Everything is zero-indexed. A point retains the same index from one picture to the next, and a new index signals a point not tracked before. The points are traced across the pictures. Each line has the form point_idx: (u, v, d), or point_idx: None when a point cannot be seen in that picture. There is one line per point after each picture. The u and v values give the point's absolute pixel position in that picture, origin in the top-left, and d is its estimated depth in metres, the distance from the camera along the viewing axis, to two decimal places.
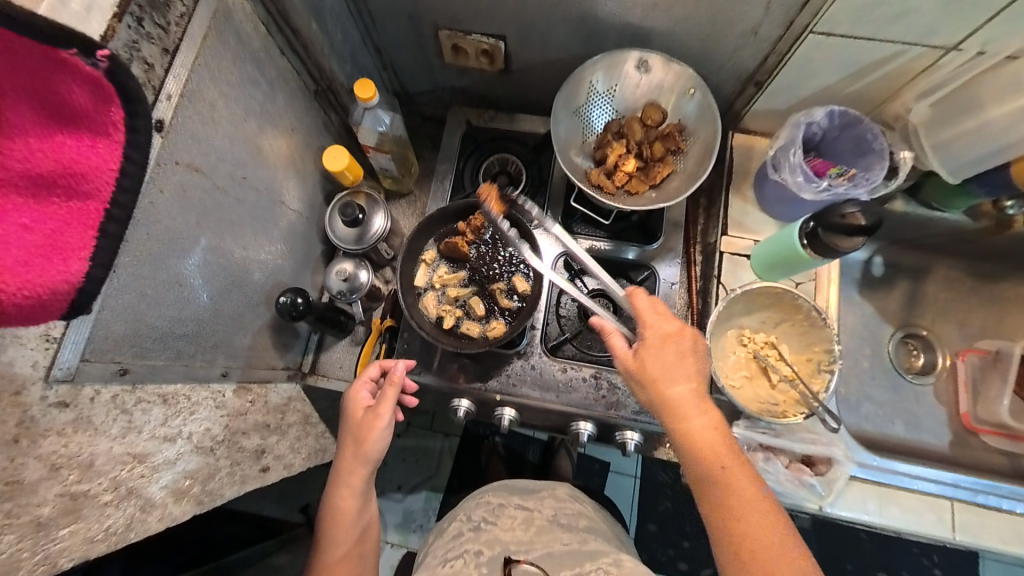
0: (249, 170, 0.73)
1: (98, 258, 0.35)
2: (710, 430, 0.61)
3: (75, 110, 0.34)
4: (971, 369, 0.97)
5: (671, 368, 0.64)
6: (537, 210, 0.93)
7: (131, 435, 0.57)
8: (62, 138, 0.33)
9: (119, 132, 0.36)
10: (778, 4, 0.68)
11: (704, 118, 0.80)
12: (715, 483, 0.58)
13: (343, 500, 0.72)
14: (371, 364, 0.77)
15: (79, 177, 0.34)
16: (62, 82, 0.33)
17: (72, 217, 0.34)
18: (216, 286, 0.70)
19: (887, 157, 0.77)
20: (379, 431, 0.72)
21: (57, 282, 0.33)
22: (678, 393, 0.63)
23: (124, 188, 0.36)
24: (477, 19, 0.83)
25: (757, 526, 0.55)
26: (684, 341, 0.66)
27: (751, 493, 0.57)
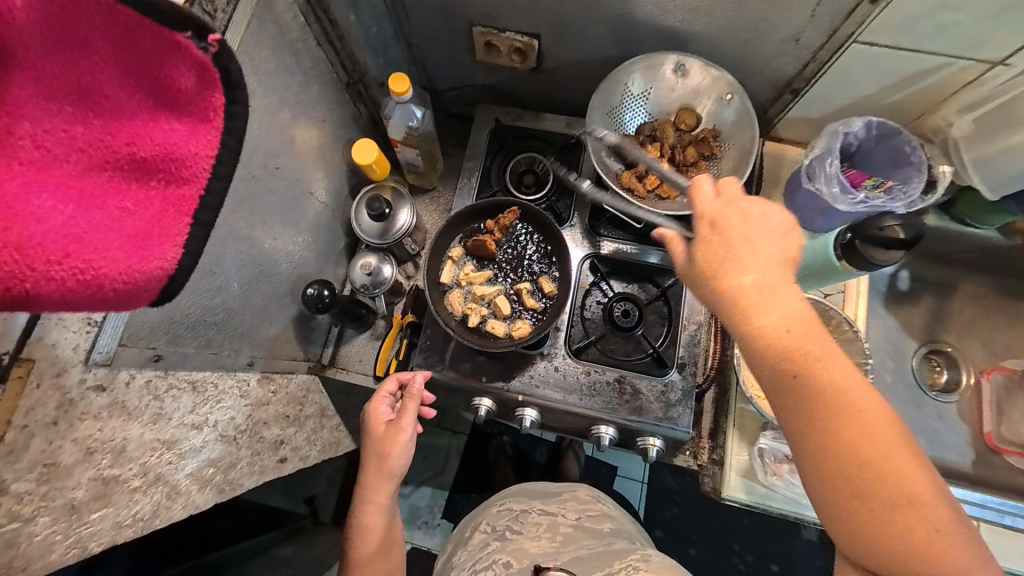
0: (281, 160, 0.73)
1: (191, 246, 0.34)
2: (817, 349, 0.47)
3: (179, 95, 0.33)
4: (994, 389, 0.96)
5: (746, 267, 0.51)
6: (564, 210, 0.93)
7: (161, 422, 0.57)
8: (164, 123, 0.33)
9: (218, 118, 0.34)
10: (823, 12, 0.67)
11: (740, 124, 0.79)
12: (821, 416, 0.46)
13: (369, 517, 0.72)
14: (389, 377, 0.77)
15: (177, 163, 0.33)
16: (171, 64, 0.32)
17: (170, 204, 0.33)
18: (246, 275, 0.70)
19: (925, 170, 0.76)
20: (402, 444, 0.72)
21: (153, 269, 0.32)
22: (762, 303, 0.49)
23: (217, 175, 0.35)
24: (513, 17, 0.82)
25: (883, 467, 0.44)
26: (757, 238, 0.52)
27: (875, 429, 0.45)
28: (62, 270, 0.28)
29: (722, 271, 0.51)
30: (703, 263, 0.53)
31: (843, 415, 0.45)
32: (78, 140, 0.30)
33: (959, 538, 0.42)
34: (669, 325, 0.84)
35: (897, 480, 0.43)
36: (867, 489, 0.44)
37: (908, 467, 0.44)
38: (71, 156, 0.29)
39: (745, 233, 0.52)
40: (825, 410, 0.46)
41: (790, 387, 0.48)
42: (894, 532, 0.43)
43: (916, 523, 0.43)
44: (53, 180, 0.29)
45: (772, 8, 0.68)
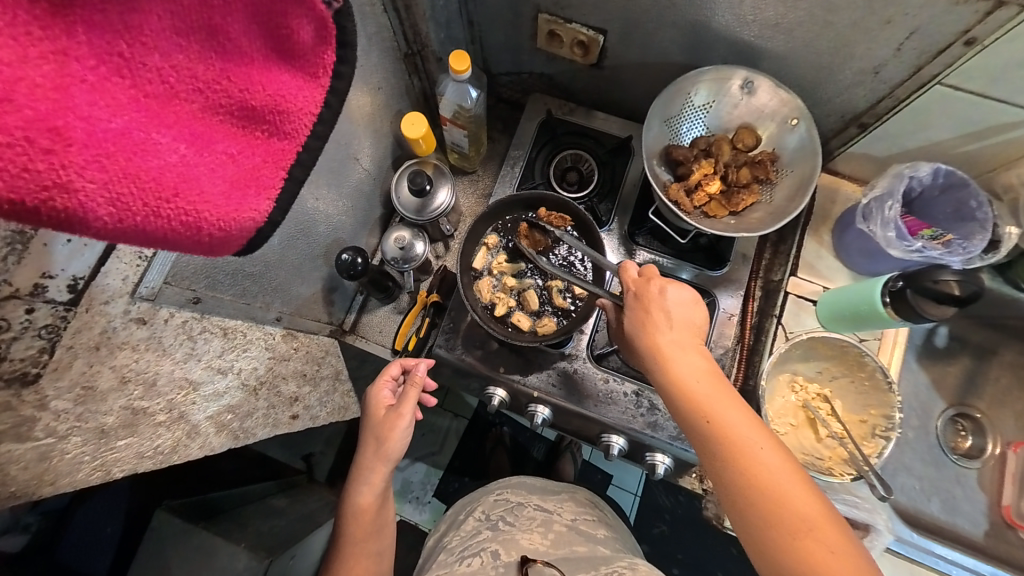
0: (334, 122, 0.73)
1: (280, 201, 0.35)
2: (715, 392, 0.54)
3: (295, 45, 0.33)
4: (1020, 462, 0.92)
5: (665, 318, 0.59)
6: (604, 212, 0.91)
7: (191, 361, 0.58)
8: (276, 73, 0.33)
9: (325, 76, 0.35)
10: (910, 47, 0.64)
11: (804, 152, 0.76)
12: (719, 450, 0.52)
13: (363, 497, 0.73)
14: (392, 362, 0.77)
15: (282, 116, 0.34)
16: (293, 14, 0.32)
17: (268, 157, 0.34)
18: (286, 231, 0.71)
19: (990, 229, 0.72)
20: (401, 430, 0.72)
21: (247, 219, 0.32)
22: (678, 358, 0.57)
23: (316, 133, 0.36)
24: (583, 9, 0.80)
25: (779, 495, 0.49)
26: (675, 301, 0.60)
27: (766, 463, 0.50)
28: (170, 208, 0.28)
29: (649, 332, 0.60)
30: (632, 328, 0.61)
31: (739, 443, 0.51)
32: (196, 81, 0.30)
33: (851, 555, 0.46)
34: None
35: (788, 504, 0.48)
36: (765, 508, 0.49)
37: (798, 490, 0.49)
38: (188, 94, 0.30)
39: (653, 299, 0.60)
40: (724, 440, 0.52)
41: (691, 423, 0.54)
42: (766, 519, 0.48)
43: (817, 542, 0.46)
44: (169, 117, 0.29)
45: (857, 36, 0.65)
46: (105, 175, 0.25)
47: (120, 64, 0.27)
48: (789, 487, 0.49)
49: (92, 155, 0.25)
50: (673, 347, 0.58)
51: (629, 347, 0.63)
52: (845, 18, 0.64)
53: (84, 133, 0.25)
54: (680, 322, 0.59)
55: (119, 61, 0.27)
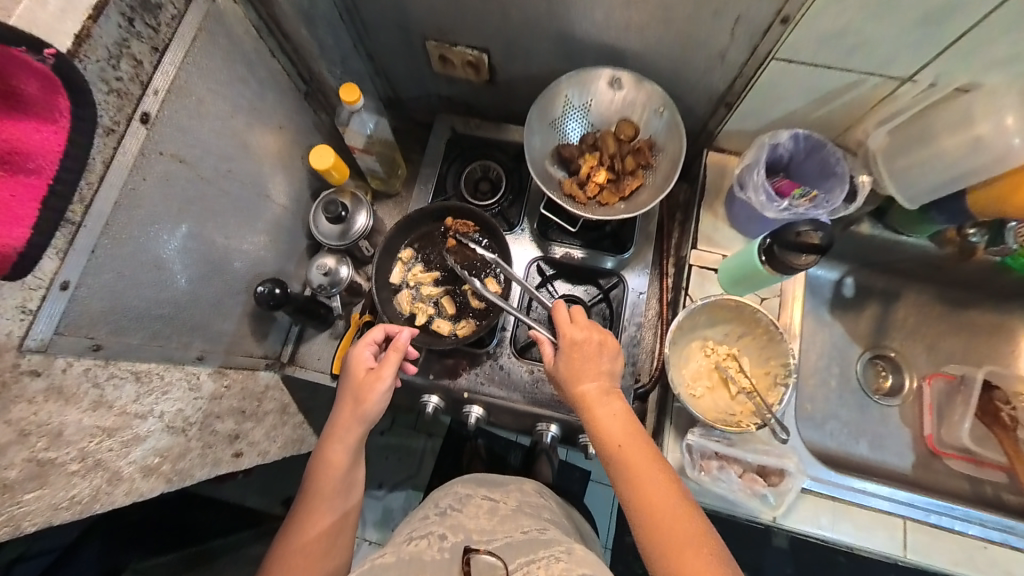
0: (234, 163, 0.77)
1: (39, 225, 0.44)
2: (631, 435, 0.64)
3: (29, 100, 0.41)
4: (937, 394, 0.98)
5: (591, 369, 0.70)
6: (515, 215, 0.96)
7: (101, 409, 0.60)
8: (14, 123, 0.40)
9: (64, 119, 0.44)
10: (741, 31, 0.71)
11: (673, 134, 0.83)
12: (625, 473, 0.61)
13: (334, 454, 0.73)
14: (376, 326, 0.79)
15: (25, 157, 0.42)
16: (17, 74, 0.40)
17: (18, 189, 0.42)
18: (196, 271, 0.73)
19: (847, 182, 0.79)
20: (379, 392, 0.74)
21: (3, 243, 0.41)
22: (599, 402, 0.67)
23: (65, 167, 0.45)
24: (462, 32, 0.86)
25: (678, 529, 0.56)
26: (598, 352, 0.71)
27: (661, 486, 0.60)
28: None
29: (577, 379, 0.69)
30: (560, 373, 0.71)
31: (649, 479, 0.60)
32: None
33: None
34: (611, 326, 0.88)
35: (674, 518, 0.57)
36: (665, 542, 0.55)
37: (689, 517, 0.57)
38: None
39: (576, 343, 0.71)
40: (636, 477, 0.61)
41: (612, 460, 0.63)
42: (665, 549, 0.55)
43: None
44: None
45: (695, 26, 0.72)
46: None
47: None
48: (688, 523, 0.56)
49: None
50: (598, 397, 0.68)
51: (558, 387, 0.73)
52: (679, 12, 0.71)
53: None
54: (600, 367, 0.70)
55: None
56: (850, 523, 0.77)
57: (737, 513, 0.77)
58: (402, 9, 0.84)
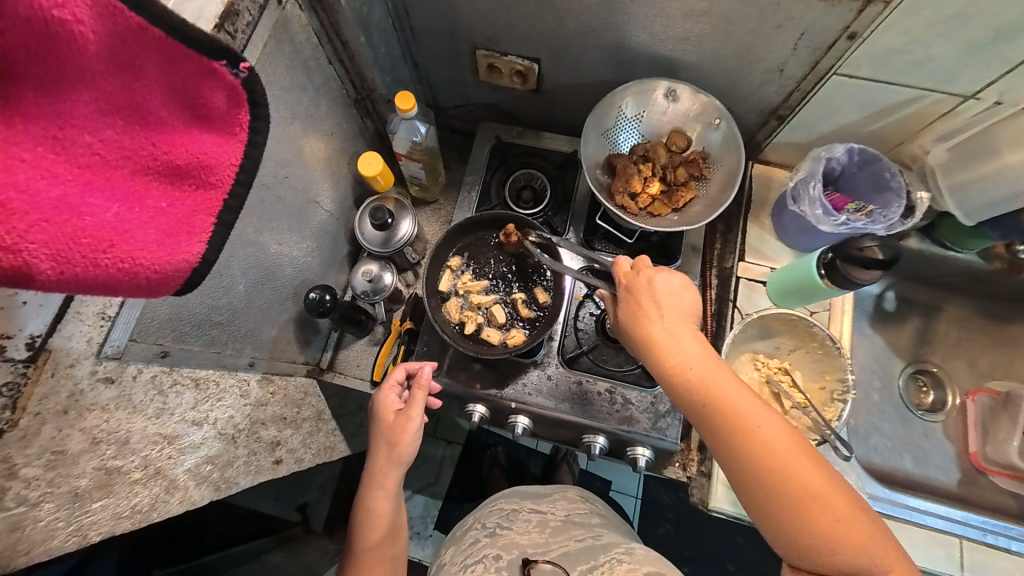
0: (290, 169, 0.77)
1: (213, 242, 0.40)
2: (719, 377, 0.56)
3: (214, 112, 0.39)
4: (981, 409, 0.97)
5: (661, 315, 0.61)
6: (560, 224, 0.96)
7: (164, 417, 0.59)
8: (196, 136, 0.38)
9: (243, 133, 0.41)
10: (804, 46, 0.71)
11: (728, 147, 0.83)
12: (741, 451, 0.53)
13: (377, 502, 0.73)
14: (397, 367, 0.78)
15: (206, 171, 0.39)
16: (206, 86, 0.38)
17: (197, 206, 0.39)
18: (251, 277, 0.73)
19: (904, 196, 0.79)
20: (412, 433, 0.73)
21: (182, 261, 0.38)
22: (677, 346, 0.59)
23: (240, 181, 0.42)
24: (515, 41, 0.87)
25: (787, 471, 0.51)
26: (659, 293, 0.62)
27: (787, 450, 0.52)
28: (107, 258, 0.33)
29: (646, 325, 0.61)
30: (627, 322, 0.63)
31: (748, 427, 0.53)
32: (125, 148, 0.34)
33: (869, 531, 0.49)
34: None
35: (811, 491, 0.50)
36: (778, 486, 0.51)
37: (803, 463, 0.52)
38: (118, 161, 0.34)
39: (664, 312, 0.61)
40: (732, 424, 0.54)
41: (698, 408, 0.56)
42: (776, 498, 0.51)
43: (829, 509, 0.50)
44: (103, 182, 0.33)
45: (757, 40, 0.73)
46: (50, 237, 0.30)
47: (54, 143, 0.31)
48: (795, 464, 0.51)
49: (39, 221, 0.30)
50: (675, 339, 0.59)
51: (623, 338, 0.66)
52: (742, 27, 0.71)
53: (27, 203, 0.29)
54: (673, 307, 0.61)
55: (54, 141, 0.31)
56: (907, 542, 0.76)
57: None
58: (456, 18, 0.85)
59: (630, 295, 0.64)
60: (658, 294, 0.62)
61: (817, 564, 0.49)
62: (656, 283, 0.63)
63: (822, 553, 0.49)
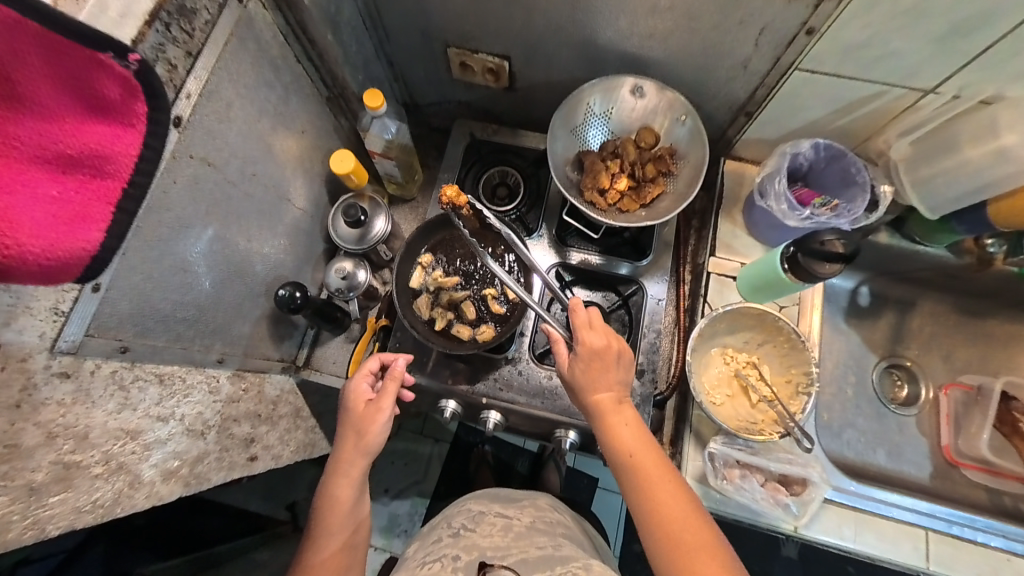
0: (259, 167, 0.77)
1: (113, 231, 0.41)
2: (645, 447, 0.65)
3: (107, 101, 0.40)
4: (954, 403, 0.98)
5: (607, 384, 0.69)
6: (533, 221, 0.96)
7: (126, 411, 0.59)
8: (91, 125, 0.39)
9: (141, 124, 0.42)
10: (766, 42, 0.72)
11: (695, 142, 0.84)
12: (646, 507, 0.62)
13: (340, 490, 0.73)
14: (371, 357, 0.79)
15: (102, 160, 0.40)
16: (98, 76, 0.39)
17: (94, 195, 0.40)
18: (219, 274, 0.73)
19: (869, 191, 0.80)
20: (380, 424, 0.73)
21: (77, 249, 0.38)
22: (613, 410, 0.68)
23: (142, 171, 0.42)
24: (486, 39, 0.87)
25: (684, 537, 0.59)
26: (612, 360, 0.70)
27: (688, 518, 0.60)
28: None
29: (592, 387, 0.69)
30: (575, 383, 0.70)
31: (659, 496, 0.61)
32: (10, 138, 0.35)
33: None
34: (630, 333, 0.88)
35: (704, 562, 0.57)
36: (677, 555, 0.58)
37: (698, 528, 0.59)
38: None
39: (606, 378, 0.69)
40: (647, 491, 0.62)
41: (624, 471, 0.65)
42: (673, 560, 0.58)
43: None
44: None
45: (720, 37, 0.73)
46: None
47: None
48: (690, 533, 0.59)
49: None
50: (612, 408, 0.68)
51: (572, 394, 0.73)
52: (705, 23, 0.72)
53: None
54: (612, 375, 0.69)
55: None
56: (875, 535, 0.76)
57: (760, 523, 0.77)
58: (427, 15, 0.85)
59: (579, 356, 0.70)
60: (604, 364, 0.69)
61: None
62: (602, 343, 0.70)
63: None
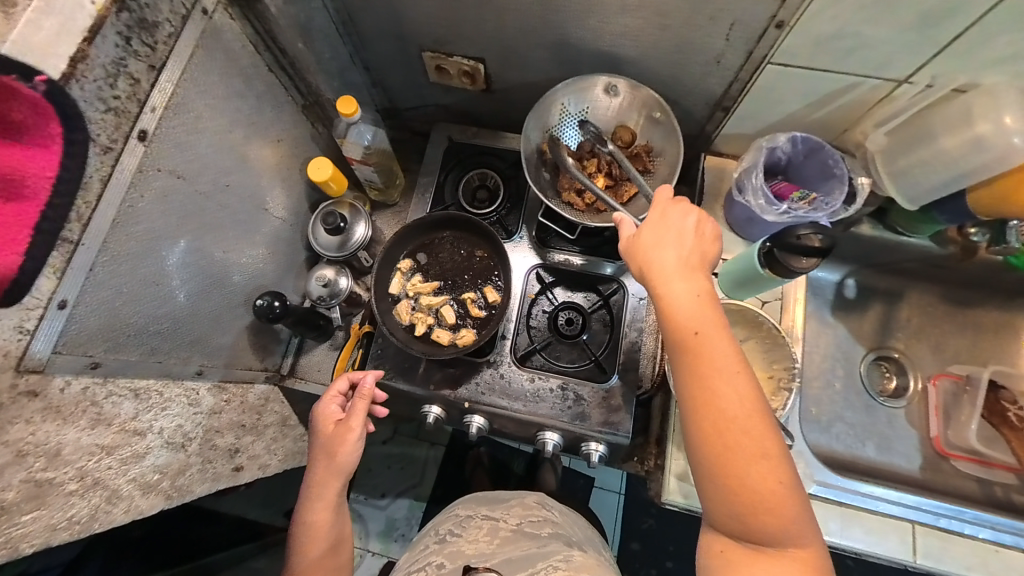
0: (233, 178, 0.77)
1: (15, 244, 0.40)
2: (718, 344, 0.56)
3: None
4: (943, 394, 0.97)
5: (668, 236, 0.61)
6: (513, 223, 0.96)
7: (99, 427, 0.59)
8: None
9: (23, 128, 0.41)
10: (736, 37, 0.71)
11: (671, 140, 0.84)
12: (700, 407, 0.54)
13: (317, 514, 0.73)
14: (339, 378, 0.79)
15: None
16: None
17: None
18: (195, 286, 0.73)
19: (846, 182, 0.79)
20: (351, 443, 0.73)
21: None
22: (679, 273, 0.59)
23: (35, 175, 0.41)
24: (460, 42, 0.87)
25: (739, 444, 0.52)
26: (688, 242, 0.61)
27: (752, 426, 0.53)
28: None
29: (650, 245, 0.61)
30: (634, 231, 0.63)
31: (718, 398, 0.53)
32: None
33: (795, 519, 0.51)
34: (612, 332, 0.87)
35: (753, 470, 0.52)
36: (723, 458, 0.52)
37: (760, 440, 0.53)
38: None
39: (672, 245, 0.61)
40: (704, 390, 0.54)
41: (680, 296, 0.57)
42: (718, 462, 0.53)
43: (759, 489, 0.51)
44: None
45: (691, 32, 0.73)
46: None
47: None
48: (750, 440, 0.52)
49: None
50: (675, 275, 0.59)
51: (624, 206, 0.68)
52: (675, 20, 0.71)
53: None
54: (683, 252, 0.60)
55: None
56: (861, 529, 0.76)
57: None
58: (401, 20, 0.85)
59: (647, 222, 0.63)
60: (675, 231, 0.62)
61: (734, 530, 0.53)
62: (677, 245, 0.61)
63: (741, 523, 0.52)
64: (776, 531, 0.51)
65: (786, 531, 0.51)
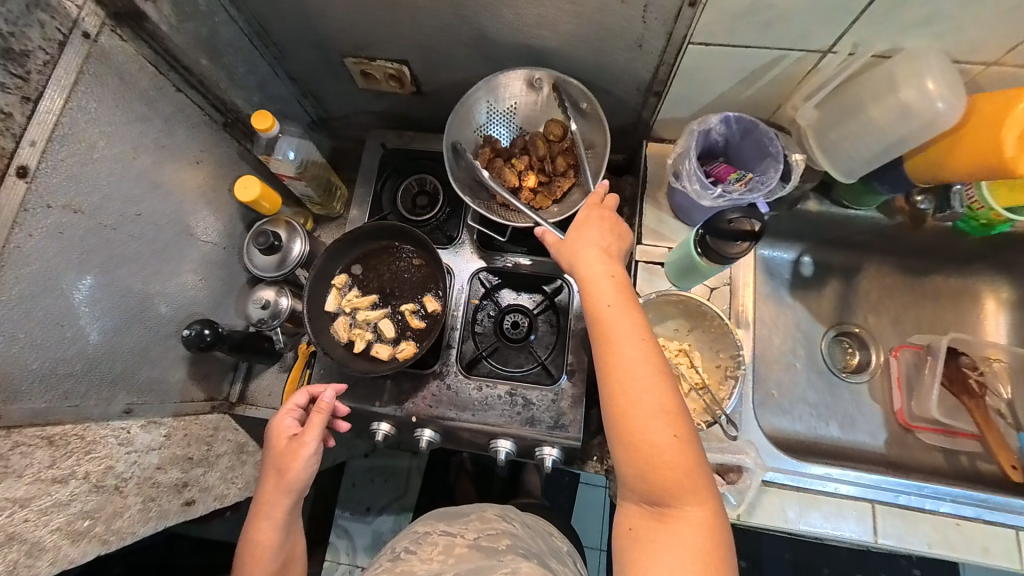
0: (145, 206, 0.74)
1: None
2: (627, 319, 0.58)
3: None
4: (905, 364, 0.95)
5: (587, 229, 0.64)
6: (453, 228, 0.94)
7: (8, 480, 0.57)
8: None
9: None
10: (652, 18, 0.69)
11: (600, 129, 0.82)
12: (606, 373, 0.56)
13: (262, 534, 0.70)
14: (298, 391, 0.75)
15: None
16: None
17: None
18: (111, 321, 0.70)
19: (781, 160, 0.77)
20: (304, 459, 0.71)
21: None
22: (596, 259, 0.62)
23: None
24: (378, 45, 0.84)
25: (642, 409, 0.54)
26: (605, 235, 0.65)
27: (656, 391, 0.54)
28: None
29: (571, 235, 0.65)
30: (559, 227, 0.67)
31: (624, 366, 0.56)
32: None
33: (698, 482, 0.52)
34: (558, 334, 0.86)
35: (656, 433, 0.53)
36: (628, 422, 0.54)
37: (664, 405, 0.54)
38: None
39: (592, 236, 0.64)
40: (614, 360, 0.56)
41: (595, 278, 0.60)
42: (623, 427, 0.54)
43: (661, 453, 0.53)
44: None
45: (606, 17, 0.70)
46: None
47: None
48: (654, 404, 0.54)
49: None
50: (592, 260, 0.62)
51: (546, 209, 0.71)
52: (587, 6, 0.68)
53: None
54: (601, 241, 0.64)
55: None
56: (822, 513, 0.75)
57: None
58: (314, 26, 0.82)
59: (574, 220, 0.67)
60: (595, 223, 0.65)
61: (641, 494, 0.54)
62: (601, 239, 0.64)
63: (645, 485, 0.53)
64: (675, 493, 0.52)
65: (686, 495, 0.52)
